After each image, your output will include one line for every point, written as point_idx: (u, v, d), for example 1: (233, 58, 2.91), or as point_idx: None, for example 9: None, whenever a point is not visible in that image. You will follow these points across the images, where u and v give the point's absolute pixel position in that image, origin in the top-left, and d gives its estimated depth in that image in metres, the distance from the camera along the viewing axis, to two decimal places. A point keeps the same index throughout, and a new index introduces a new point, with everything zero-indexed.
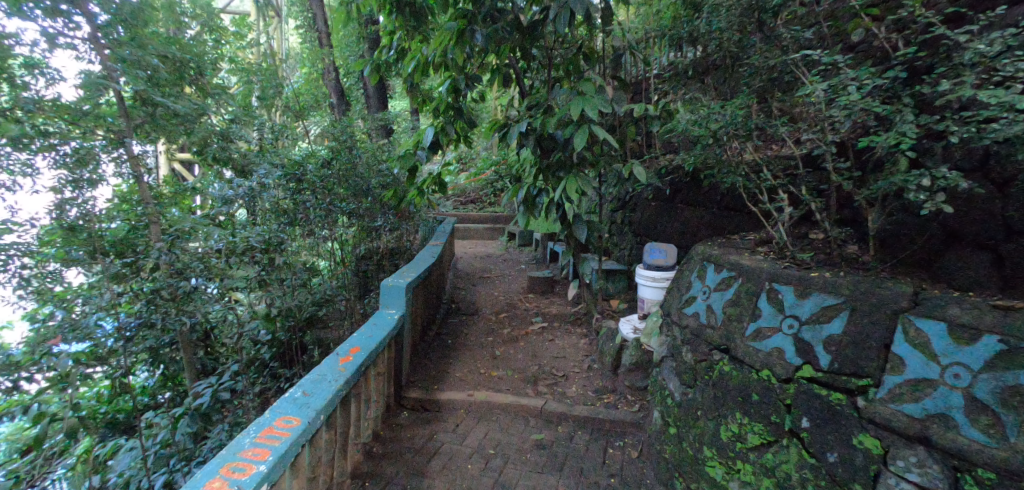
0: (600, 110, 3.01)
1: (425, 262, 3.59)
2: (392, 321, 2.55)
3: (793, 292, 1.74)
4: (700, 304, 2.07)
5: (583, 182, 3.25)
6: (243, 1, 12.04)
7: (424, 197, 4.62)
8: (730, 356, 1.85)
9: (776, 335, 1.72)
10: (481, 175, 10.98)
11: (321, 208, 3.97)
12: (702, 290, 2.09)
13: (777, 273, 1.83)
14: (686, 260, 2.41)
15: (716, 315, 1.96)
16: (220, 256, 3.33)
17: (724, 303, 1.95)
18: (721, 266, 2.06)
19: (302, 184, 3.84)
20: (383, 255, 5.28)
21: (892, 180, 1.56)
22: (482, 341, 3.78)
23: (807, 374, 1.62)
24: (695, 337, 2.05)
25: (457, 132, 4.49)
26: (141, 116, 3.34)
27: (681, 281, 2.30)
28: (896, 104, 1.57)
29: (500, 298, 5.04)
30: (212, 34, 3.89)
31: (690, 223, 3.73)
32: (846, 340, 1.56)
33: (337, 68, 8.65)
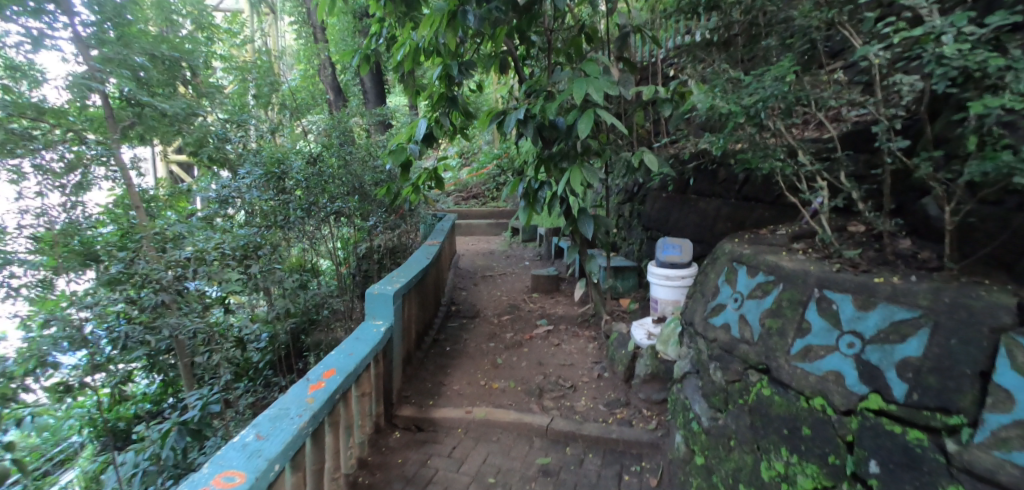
0: (605, 93, 2.71)
1: (419, 264, 3.29)
2: (378, 334, 2.26)
3: (852, 304, 1.48)
4: (730, 314, 1.78)
5: (589, 174, 2.95)
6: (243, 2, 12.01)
7: (420, 193, 4.35)
8: (770, 378, 1.58)
9: (832, 355, 1.46)
10: (483, 170, 10.71)
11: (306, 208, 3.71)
12: (731, 297, 1.82)
13: (827, 277, 1.56)
14: (710, 261, 2.12)
15: (752, 329, 1.68)
16: (193, 263, 3.07)
17: (762, 315, 1.67)
18: (755, 269, 1.78)
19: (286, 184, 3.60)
20: (380, 256, 5.02)
21: (994, 159, 1.29)
22: (483, 348, 3.50)
23: (874, 405, 1.34)
24: (725, 354, 1.76)
25: (452, 124, 4.20)
26: (130, 117, 3.65)
27: (706, 287, 2.02)
28: (1002, 63, 1.28)
29: (503, 298, 4.78)
30: (206, 32, 4.38)
31: (707, 215, 3.44)
32: (926, 365, 1.29)
33: (334, 63, 8.48)
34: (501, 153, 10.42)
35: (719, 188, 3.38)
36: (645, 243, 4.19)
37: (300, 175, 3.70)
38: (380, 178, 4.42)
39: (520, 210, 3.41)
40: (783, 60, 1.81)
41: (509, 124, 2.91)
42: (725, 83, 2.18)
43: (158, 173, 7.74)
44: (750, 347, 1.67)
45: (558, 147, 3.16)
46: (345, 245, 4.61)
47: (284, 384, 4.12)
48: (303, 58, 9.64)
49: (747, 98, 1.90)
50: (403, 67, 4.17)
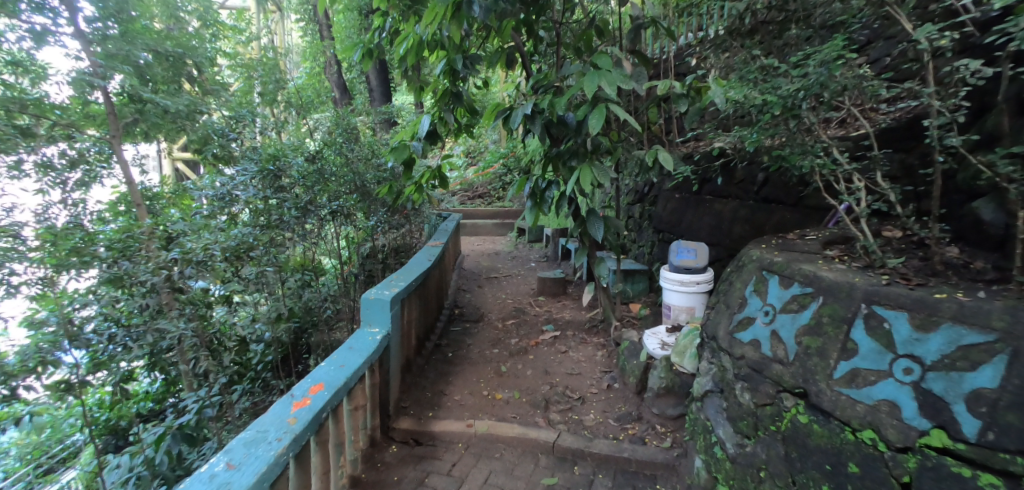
0: (618, 87, 2.54)
1: (420, 266, 3.14)
2: (374, 342, 2.10)
3: (909, 323, 1.38)
4: (760, 329, 1.71)
5: (599, 173, 2.79)
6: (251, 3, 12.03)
7: (423, 193, 4.21)
8: (808, 403, 1.50)
9: (886, 382, 1.37)
10: (488, 169, 10.56)
11: (302, 207, 3.50)
12: (762, 310, 1.74)
13: (874, 292, 1.47)
14: (735, 271, 2.02)
15: (787, 347, 1.60)
16: (179, 264, 2.89)
17: (800, 334, 1.58)
18: (789, 280, 1.70)
19: (283, 182, 3.45)
20: (382, 257, 4.88)
21: None
22: (487, 354, 3.34)
23: (937, 442, 1.26)
24: (755, 373, 1.68)
25: (457, 121, 4.06)
26: (131, 115, 3.74)
27: (732, 298, 1.91)
28: None
29: (507, 301, 4.62)
30: (211, 28, 4.30)
31: (724, 217, 3.27)
32: (1003, 401, 1.19)
33: (339, 61, 8.40)
34: (507, 152, 10.26)
35: (736, 189, 3.22)
36: (656, 246, 4.03)
37: (297, 172, 3.50)
38: (383, 177, 4.28)
39: (526, 209, 3.26)
40: (834, 40, 1.65)
41: (514, 121, 2.70)
42: (749, 75, 2.03)
43: (163, 170, 7.68)
44: (786, 367, 1.58)
45: (567, 144, 3.01)
46: (349, 243, 4.49)
47: (282, 388, 3.98)
48: (309, 55, 9.55)
49: (787, 86, 1.72)
50: (406, 62, 4.04)
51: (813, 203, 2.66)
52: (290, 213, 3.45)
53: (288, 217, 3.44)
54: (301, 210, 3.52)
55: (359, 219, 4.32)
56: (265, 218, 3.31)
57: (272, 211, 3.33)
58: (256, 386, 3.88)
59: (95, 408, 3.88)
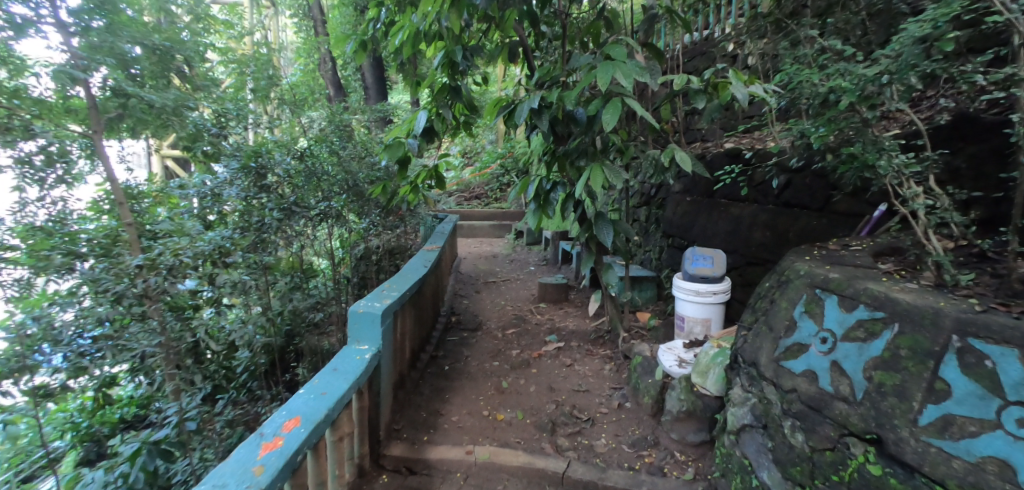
0: (634, 79, 2.30)
1: (416, 273, 2.91)
2: (361, 362, 1.87)
3: (1018, 362, 1.24)
4: (815, 358, 1.63)
5: (610, 173, 2.56)
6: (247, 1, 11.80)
7: (419, 194, 3.97)
8: (880, 451, 1.41)
9: (992, 435, 1.24)
10: (486, 170, 10.32)
11: (280, 209, 3.24)
12: (818, 336, 1.66)
13: (968, 322, 1.35)
14: (782, 289, 1.92)
15: (851, 382, 1.52)
16: (144, 271, 2.62)
17: (869, 367, 1.49)
18: (851, 303, 1.63)
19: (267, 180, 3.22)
20: (376, 259, 4.64)
21: None
22: (487, 368, 3.11)
23: None
24: (813, 413, 1.58)
25: (457, 117, 3.83)
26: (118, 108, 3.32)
27: (778, 324, 1.82)
28: None
29: (507, 308, 4.40)
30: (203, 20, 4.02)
31: (742, 222, 3.05)
32: None
33: (335, 57, 8.11)
34: (506, 151, 10.05)
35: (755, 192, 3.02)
36: (665, 251, 3.82)
37: (282, 171, 3.33)
38: (375, 176, 4.10)
39: (529, 212, 3.03)
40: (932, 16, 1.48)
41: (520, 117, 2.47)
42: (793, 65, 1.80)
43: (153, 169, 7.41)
44: (852, 407, 1.49)
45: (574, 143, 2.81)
46: (344, 244, 4.27)
47: (268, 400, 3.73)
48: (304, 50, 9.29)
49: None
50: (402, 55, 3.79)
51: (843, 209, 2.47)
52: (274, 215, 3.21)
53: (272, 221, 3.19)
54: (285, 210, 3.28)
55: (351, 220, 4.08)
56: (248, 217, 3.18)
57: (253, 211, 3.17)
58: (241, 396, 3.64)
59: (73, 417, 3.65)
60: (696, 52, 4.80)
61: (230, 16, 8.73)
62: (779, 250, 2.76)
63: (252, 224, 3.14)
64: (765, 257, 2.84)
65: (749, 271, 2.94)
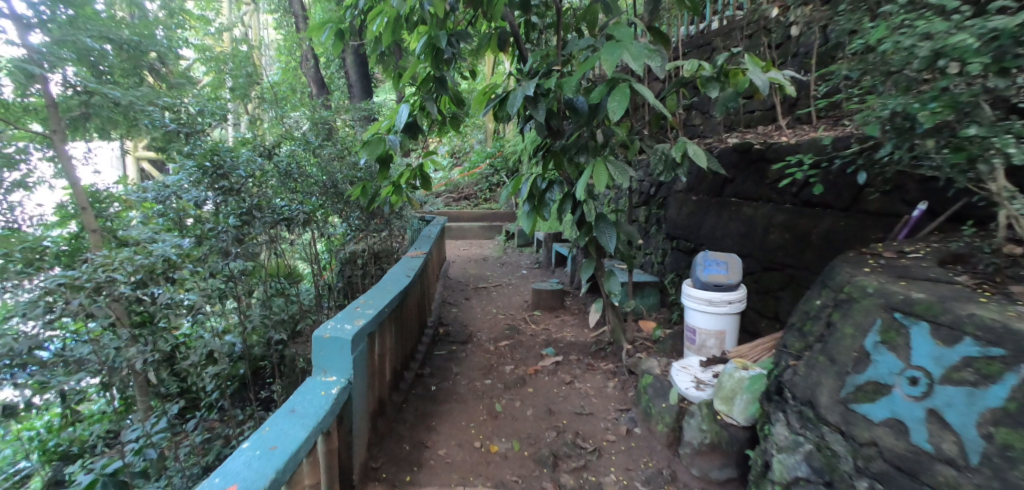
0: (644, 62, 2.00)
1: (397, 283, 2.59)
2: (325, 401, 1.56)
3: None
4: (907, 405, 1.35)
5: (615, 168, 2.28)
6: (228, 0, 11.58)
7: (403, 195, 3.68)
8: None
9: None
10: (475, 170, 10.05)
11: (238, 215, 2.89)
12: (904, 376, 1.39)
13: None
14: (842, 314, 1.64)
15: (965, 441, 1.23)
16: (68, 293, 2.11)
17: (985, 421, 1.21)
18: (951, 336, 1.34)
19: (230, 182, 2.89)
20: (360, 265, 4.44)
21: None
22: (477, 387, 2.81)
23: None
24: (902, 474, 1.30)
25: (441, 112, 3.54)
26: (77, 108, 3.84)
27: (843, 356, 1.56)
28: None
29: (499, 316, 4.12)
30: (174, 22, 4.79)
31: (756, 223, 2.78)
32: None
33: (317, 56, 7.85)
34: (496, 151, 9.80)
35: (768, 190, 2.76)
36: (668, 255, 3.56)
37: (245, 170, 3.01)
38: (355, 177, 3.87)
39: (522, 215, 2.74)
40: None
41: (514, 107, 2.16)
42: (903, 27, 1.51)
43: (132, 176, 7.16)
44: (963, 474, 1.21)
45: (571, 137, 2.53)
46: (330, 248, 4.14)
47: (240, 420, 3.43)
48: (286, 48, 9.05)
49: None
50: (382, 44, 3.50)
51: (873, 208, 2.20)
52: (232, 223, 2.87)
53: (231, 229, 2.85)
54: (244, 215, 2.93)
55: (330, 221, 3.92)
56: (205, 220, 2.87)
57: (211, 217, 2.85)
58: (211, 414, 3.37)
59: (31, 436, 3.44)
60: (697, 43, 4.55)
61: (207, 13, 8.50)
62: (800, 255, 2.49)
63: (208, 230, 2.80)
64: (783, 262, 2.57)
65: (767, 277, 2.66)
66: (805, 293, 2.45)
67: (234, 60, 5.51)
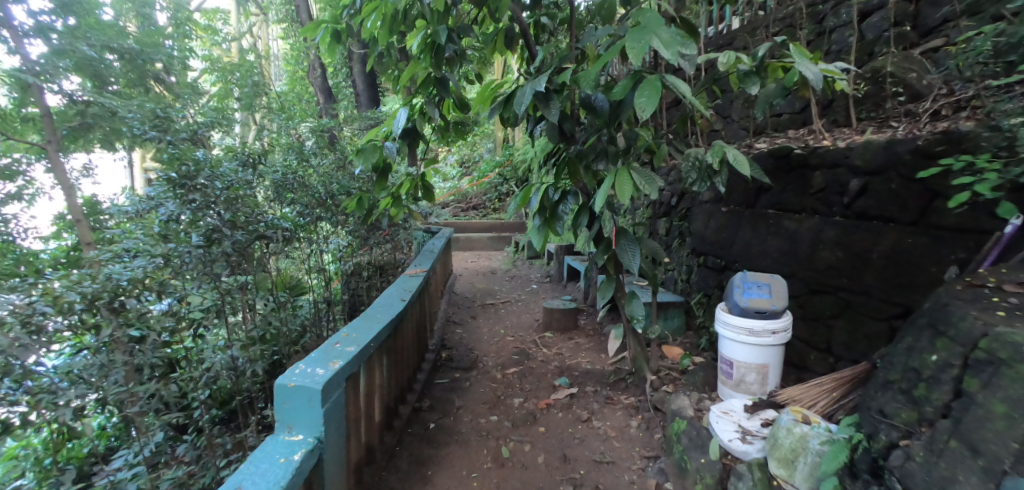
0: (678, 50, 1.66)
1: (390, 307, 2.26)
2: (284, 472, 1.23)
3: None
4: None
5: (640, 175, 1.95)
6: (239, 10, 11.59)
7: (402, 208, 3.38)
8: None
9: None
10: (483, 179, 9.76)
11: (208, 228, 2.65)
12: None
13: None
14: (981, 385, 1.28)
15: None
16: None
17: None
18: None
19: (209, 197, 2.64)
20: (366, 276, 4.49)
21: None
22: (481, 425, 2.48)
23: None
24: None
25: (444, 116, 3.24)
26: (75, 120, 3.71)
27: (992, 447, 1.21)
28: None
29: (507, 337, 3.80)
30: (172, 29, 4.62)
31: (801, 238, 2.43)
32: None
33: (323, 64, 7.67)
34: (506, 160, 9.52)
35: (815, 201, 2.43)
36: (694, 272, 3.21)
37: (220, 180, 2.72)
38: (353, 186, 3.98)
39: (533, 229, 2.42)
40: None
41: (523, 105, 1.82)
42: None
43: (138, 184, 7.08)
44: None
45: (588, 142, 2.21)
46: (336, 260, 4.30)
47: (228, 449, 3.17)
48: (293, 58, 8.93)
49: None
50: (378, 46, 3.22)
51: (948, 222, 1.86)
52: (200, 235, 2.63)
53: (201, 247, 2.63)
54: (228, 222, 2.73)
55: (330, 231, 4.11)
56: (172, 232, 2.60)
57: (184, 228, 2.61)
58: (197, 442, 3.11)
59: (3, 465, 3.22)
60: (719, 42, 4.21)
61: (214, 24, 8.42)
62: (857, 277, 2.14)
63: (168, 250, 2.55)
64: (838, 285, 2.22)
65: (817, 302, 2.32)
66: (866, 322, 2.10)
67: (241, 69, 5.35)
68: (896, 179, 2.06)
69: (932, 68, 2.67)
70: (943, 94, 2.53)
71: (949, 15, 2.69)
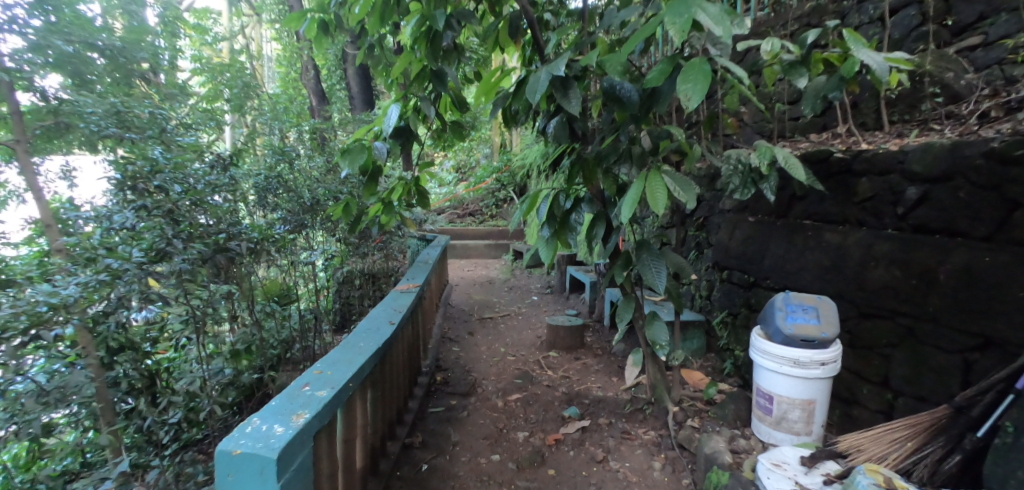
0: (728, 28, 1.36)
1: (375, 332, 1.94)
2: None
3: None
4: None
5: (673, 179, 1.65)
6: (228, 11, 11.21)
7: (395, 215, 3.06)
8: None
9: None
10: (480, 185, 9.43)
11: (156, 238, 2.28)
12: None
13: None
14: None
15: None
16: None
17: None
18: None
19: (160, 204, 2.34)
20: (358, 284, 4.35)
21: None
22: (481, 467, 2.16)
23: None
24: None
25: (441, 115, 2.92)
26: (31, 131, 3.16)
27: None
28: None
29: (508, 356, 3.48)
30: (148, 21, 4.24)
31: (846, 253, 2.13)
32: None
33: (317, 65, 7.32)
34: (504, 165, 9.23)
35: (859, 211, 2.13)
36: (715, 287, 2.91)
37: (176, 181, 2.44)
38: (342, 192, 3.65)
39: (541, 240, 2.10)
40: None
41: (539, 93, 1.52)
42: None
43: None
44: None
45: (606, 141, 1.92)
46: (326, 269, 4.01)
47: None
48: (285, 59, 8.63)
49: None
50: (369, 37, 2.90)
51: None
52: (146, 248, 2.25)
53: (149, 262, 2.24)
54: (183, 237, 2.37)
55: (314, 239, 3.84)
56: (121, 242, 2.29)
57: (125, 244, 2.27)
58: None
59: None
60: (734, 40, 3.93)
61: (204, 23, 8.03)
62: (920, 299, 1.84)
63: (113, 268, 2.13)
64: (895, 308, 1.93)
65: (871, 328, 2.02)
66: (933, 354, 1.81)
67: (231, 70, 5.04)
68: (966, 186, 1.76)
69: (968, 67, 2.32)
70: (987, 95, 2.20)
71: (987, 10, 2.34)
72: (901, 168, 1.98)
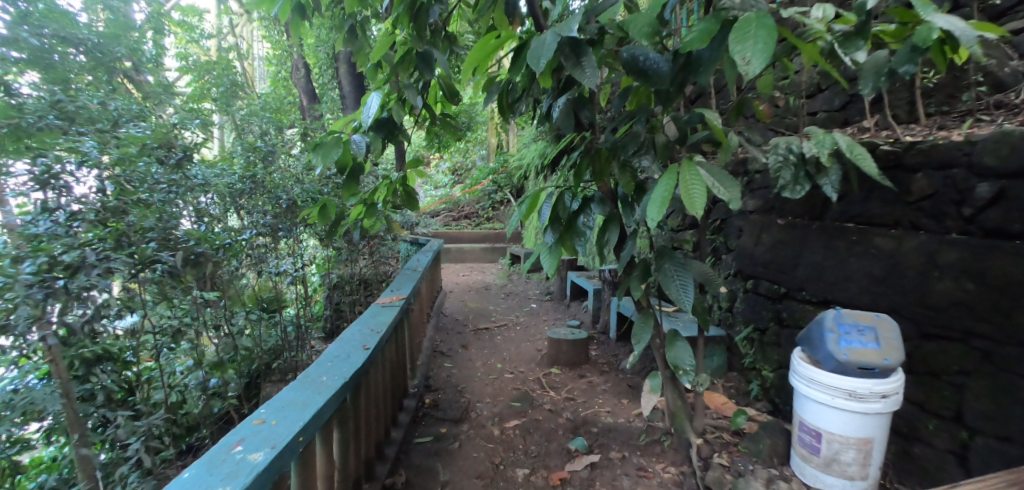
0: None
1: (343, 360, 1.61)
2: None
3: None
4: None
5: (709, 173, 1.34)
6: (217, 10, 10.87)
7: (380, 219, 2.74)
8: None
9: None
10: (476, 186, 9.10)
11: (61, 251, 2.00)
12: None
13: None
14: None
15: None
16: None
17: None
18: None
19: (82, 205, 2.09)
20: (349, 290, 4.07)
21: None
22: None
23: None
24: None
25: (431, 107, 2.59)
26: None
27: None
28: None
29: (506, 374, 3.15)
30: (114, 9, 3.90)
31: (900, 262, 1.81)
32: None
33: (307, 62, 6.98)
34: (501, 166, 8.92)
35: (913, 212, 1.81)
36: (738, 298, 2.60)
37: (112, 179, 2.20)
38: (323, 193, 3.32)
39: (543, 247, 1.77)
40: None
41: (544, 59, 1.20)
42: None
43: None
44: None
45: (621, 129, 1.61)
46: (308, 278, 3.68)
47: None
48: (275, 59, 8.29)
49: None
50: (349, 17, 2.57)
51: None
52: (43, 263, 1.95)
53: (54, 277, 1.97)
54: (103, 246, 2.08)
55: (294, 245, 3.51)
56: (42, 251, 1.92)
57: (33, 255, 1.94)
58: None
59: None
60: None
61: (191, 21, 7.71)
62: (1000, 320, 1.54)
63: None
64: (967, 329, 1.62)
65: (935, 351, 1.72)
66: (1019, 386, 1.50)
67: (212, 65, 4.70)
68: None
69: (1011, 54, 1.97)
70: None
71: None
72: (967, 162, 1.67)
